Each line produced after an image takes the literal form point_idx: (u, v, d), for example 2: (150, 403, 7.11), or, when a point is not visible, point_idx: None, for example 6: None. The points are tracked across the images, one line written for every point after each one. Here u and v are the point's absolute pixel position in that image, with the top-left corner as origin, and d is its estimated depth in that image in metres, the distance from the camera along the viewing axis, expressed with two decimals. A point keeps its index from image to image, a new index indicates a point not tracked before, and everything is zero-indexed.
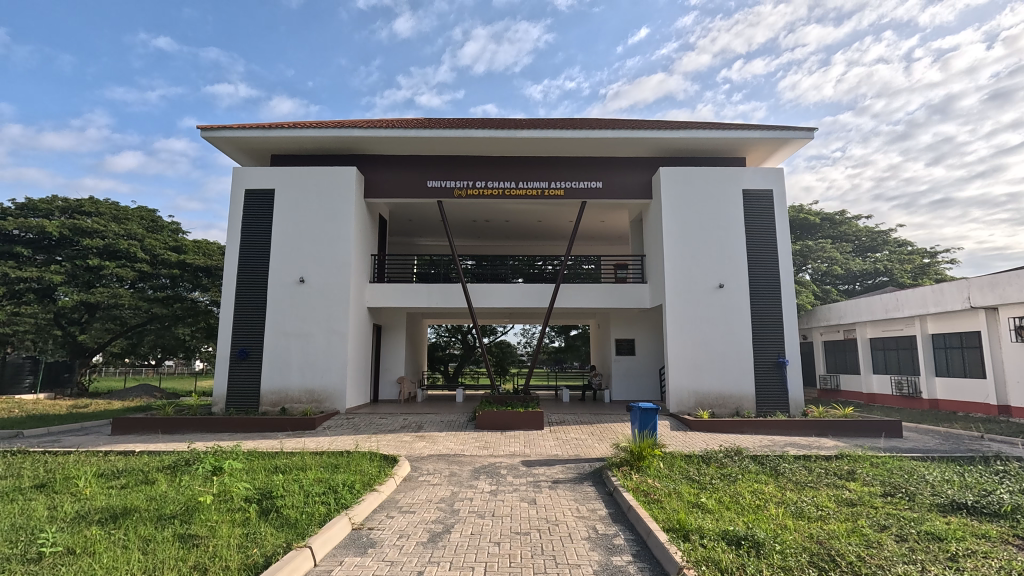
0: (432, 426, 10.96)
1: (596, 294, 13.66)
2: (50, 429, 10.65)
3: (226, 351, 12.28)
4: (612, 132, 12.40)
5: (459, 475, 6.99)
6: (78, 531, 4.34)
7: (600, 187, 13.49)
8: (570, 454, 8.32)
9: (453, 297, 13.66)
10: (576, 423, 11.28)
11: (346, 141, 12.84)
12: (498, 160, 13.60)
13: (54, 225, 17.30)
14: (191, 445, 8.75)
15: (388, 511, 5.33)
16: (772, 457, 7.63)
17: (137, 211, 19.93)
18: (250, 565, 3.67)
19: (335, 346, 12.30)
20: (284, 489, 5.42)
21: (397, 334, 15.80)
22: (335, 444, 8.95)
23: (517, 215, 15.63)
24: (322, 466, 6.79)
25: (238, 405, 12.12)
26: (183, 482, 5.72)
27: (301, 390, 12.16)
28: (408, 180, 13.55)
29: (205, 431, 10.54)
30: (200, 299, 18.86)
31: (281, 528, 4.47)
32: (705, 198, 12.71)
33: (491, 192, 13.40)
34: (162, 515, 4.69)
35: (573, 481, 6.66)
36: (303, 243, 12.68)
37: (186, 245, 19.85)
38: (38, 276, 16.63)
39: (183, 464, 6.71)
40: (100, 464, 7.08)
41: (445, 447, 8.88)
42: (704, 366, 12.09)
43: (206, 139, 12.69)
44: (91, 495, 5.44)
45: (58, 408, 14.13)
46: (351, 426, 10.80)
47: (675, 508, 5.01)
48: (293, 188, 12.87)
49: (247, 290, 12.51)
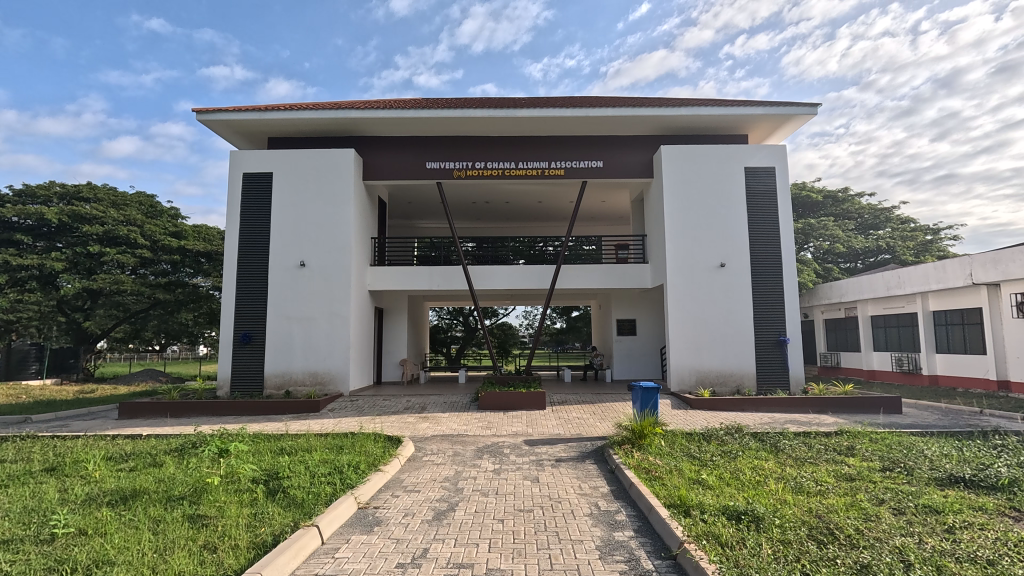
0: (435, 407, 11.08)
1: (598, 275, 13.64)
2: (59, 414, 10.78)
3: (230, 336, 12.33)
4: (612, 110, 12.23)
5: (462, 455, 7.08)
6: (89, 513, 4.41)
7: (600, 167, 13.37)
8: (572, 433, 8.42)
9: (454, 279, 13.65)
10: (578, 403, 11.37)
11: (343, 122, 12.69)
12: (498, 141, 13.44)
13: (53, 212, 17.33)
14: (198, 428, 8.87)
15: (392, 490, 5.41)
16: (773, 434, 7.70)
17: (135, 197, 19.85)
18: (258, 544, 3.74)
19: (337, 329, 12.35)
20: (290, 470, 5.51)
21: (398, 317, 15.84)
22: (339, 425, 9.06)
23: (517, 196, 15.53)
24: (328, 448, 6.88)
25: (243, 389, 12.20)
26: (191, 464, 5.80)
27: (305, 373, 12.25)
28: (406, 162, 13.43)
29: (211, 414, 10.66)
30: (201, 284, 18.83)
31: (288, 508, 4.54)
32: (707, 176, 12.60)
33: (490, 173, 13.29)
34: (170, 496, 4.77)
35: (575, 460, 6.74)
36: (302, 227, 12.62)
37: (186, 230, 19.79)
38: (39, 263, 16.74)
39: (190, 447, 6.82)
40: (109, 448, 7.16)
41: (448, 427, 8.97)
42: (704, 345, 12.13)
43: (202, 122, 12.56)
44: (101, 477, 5.53)
45: (64, 394, 14.25)
46: (356, 408, 10.91)
47: (676, 485, 5.08)
48: (290, 171, 12.78)
49: (248, 275, 12.52)
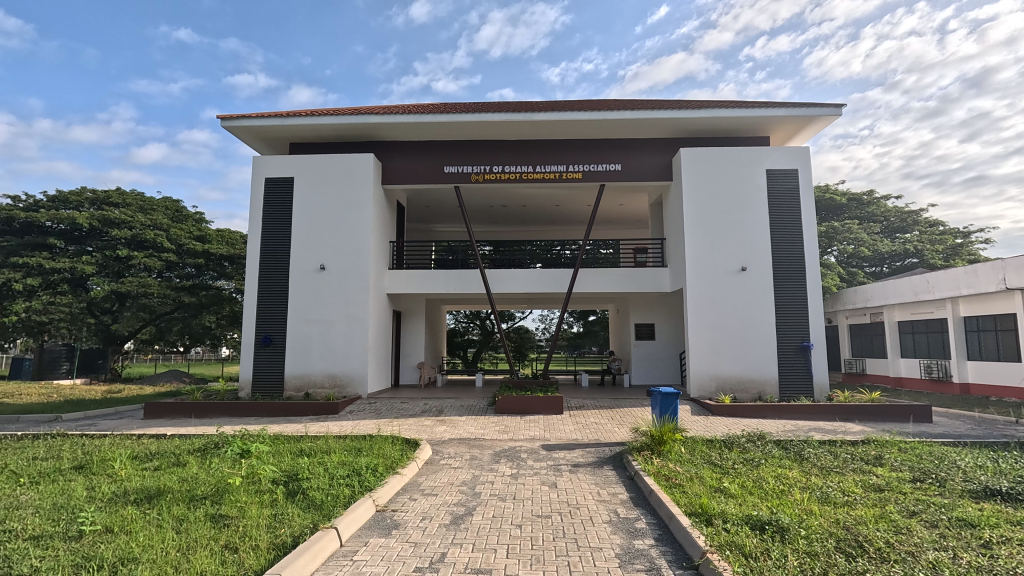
0: (452, 410, 11.10)
1: (615, 278, 13.51)
2: (88, 413, 11.09)
3: (251, 337, 12.55)
4: (631, 113, 12.15)
5: (479, 459, 7.06)
6: (116, 511, 4.50)
7: (618, 169, 13.28)
8: (590, 438, 8.34)
9: (472, 283, 13.67)
10: (595, 407, 11.27)
11: (362, 128, 12.84)
12: (516, 145, 13.44)
13: (84, 216, 17.98)
14: (220, 428, 9.02)
15: (410, 494, 5.41)
16: (797, 442, 7.53)
17: (162, 202, 20.44)
18: (278, 545, 3.77)
19: (356, 332, 12.46)
20: (309, 472, 5.54)
21: (416, 320, 15.93)
22: (358, 427, 9.13)
23: (534, 199, 15.52)
24: (346, 450, 6.93)
25: (264, 390, 12.38)
26: (213, 464, 5.90)
27: (324, 375, 12.38)
28: (424, 166, 13.53)
29: (233, 415, 10.83)
30: (224, 287, 19.41)
31: (308, 509, 4.57)
32: (727, 179, 12.42)
33: (508, 177, 13.28)
34: (193, 496, 4.84)
35: (593, 465, 6.66)
36: (322, 230, 12.79)
37: (210, 235, 20.30)
38: (70, 266, 17.35)
39: (213, 447, 6.93)
40: (135, 447, 7.32)
41: (465, 431, 8.97)
42: (724, 350, 11.93)
43: (226, 128, 12.84)
44: (126, 476, 5.65)
45: (93, 393, 14.70)
46: (374, 410, 10.99)
47: (697, 493, 4.98)
48: (312, 175, 12.96)
49: (269, 278, 12.73)
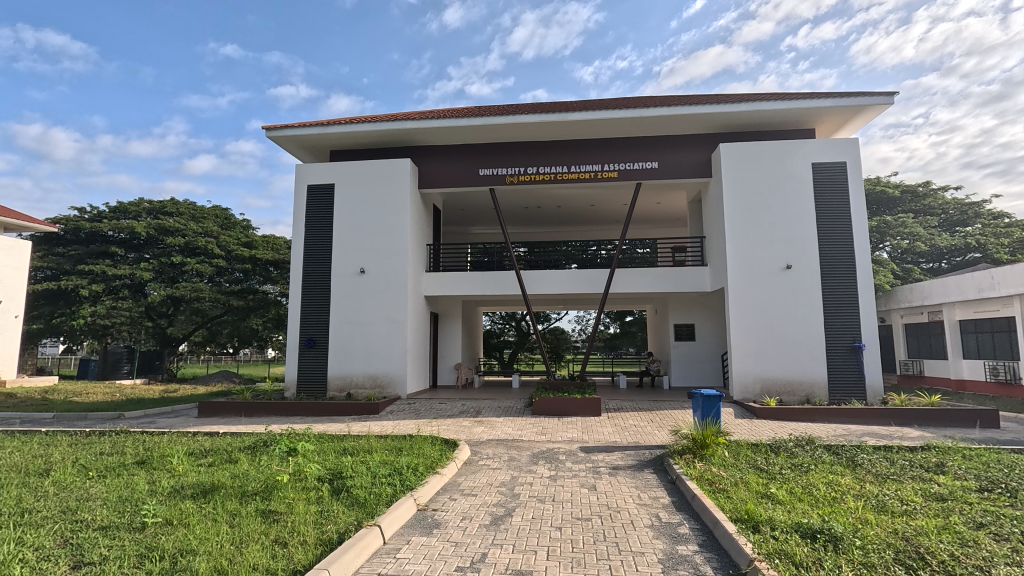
0: (490, 411, 11.15)
1: (653, 278, 13.26)
2: (148, 411, 11.76)
3: (296, 339, 12.99)
4: (668, 110, 11.92)
5: (518, 460, 7.06)
6: (175, 504, 4.75)
7: (655, 168, 13.05)
8: (629, 440, 8.21)
9: (508, 285, 13.72)
10: (634, 409, 11.10)
11: (399, 134, 13.10)
12: (550, 145, 13.41)
13: (142, 226, 19.14)
14: (269, 427, 9.38)
15: (450, 493, 5.48)
16: (849, 447, 7.18)
17: (212, 211, 21.47)
18: (325, 541, 3.88)
19: (395, 333, 12.71)
20: (353, 471, 5.69)
21: (453, 322, 16.12)
22: (398, 427, 9.30)
23: (569, 200, 15.44)
24: (387, 449, 7.07)
25: (309, 390, 12.78)
26: (262, 462, 6.14)
27: (365, 376, 12.68)
28: (460, 170, 13.68)
29: (280, 415, 11.24)
30: (270, 291, 20.18)
31: (352, 507, 4.69)
32: (769, 174, 12.01)
33: (542, 178, 13.26)
34: (245, 491, 5.05)
35: (633, 468, 6.56)
36: (362, 235, 13.12)
37: (256, 240, 21.15)
38: (130, 273, 18.47)
39: (262, 445, 7.20)
40: (190, 444, 7.69)
41: (503, 432, 9.00)
42: (769, 351, 11.54)
43: (271, 138, 13.36)
44: (183, 472, 5.95)
45: (152, 392, 15.54)
46: (413, 411, 11.18)
47: (743, 499, 4.83)
48: (351, 181, 13.32)
49: (312, 282, 13.14)
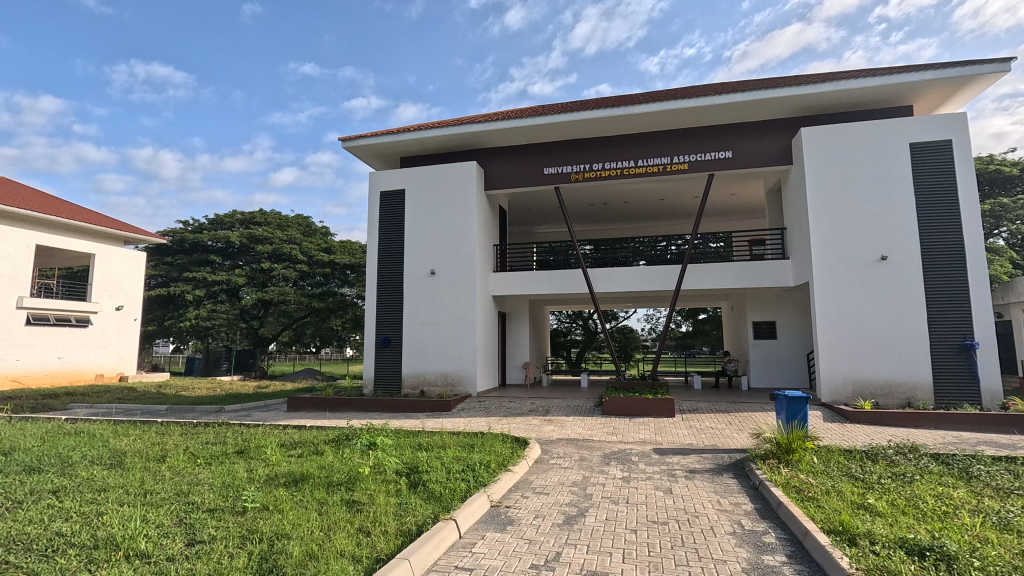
0: (559, 410, 11.11)
1: (729, 273, 12.62)
2: (245, 405, 12.83)
3: (373, 339, 13.65)
4: (742, 96, 11.30)
5: (589, 460, 6.99)
6: (270, 491, 5.15)
7: (729, 157, 12.42)
8: (706, 443, 7.87)
9: (575, 283, 13.60)
10: (710, 411, 10.62)
11: (465, 137, 13.39)
12: (616, 140, 13.14)
13: (236, 236, 21.13)
14: (349, 422, 9.91)
15: (523, 491, 5.51)
16: (962, 456, 6.44)
17: (295, 219, 23.06)
18: (405, 532, 4.04)
19: (465, 333, 13.00)
20: (428, 466, 5.89)
21: (521, 321, 16.22)
22: (470, 425, 9.50)
23: (637, 195, 15.05)
24: (460, 446, 7.25)
25: (385, 387, 13.37)
26: (345, 454, 6.52)
27: (437, 374, 13.07)
28: (525, 170, 13.76)
29: (359, 410, 11.85)
30: (347, 293, 21.27)
31: (428, 501, 4.85)
32: (860, 157, 11.05)
33: (609, 174, 13.02)
34: (331, 482, 5.38)
35: (711, 472, 6.28)
36: (432, 237, 13.54)
37: (334, 246, 22.43)
38: (226, 279, 20.38)
39: (344, 439, 7.64)
40: (281, 436, 8.30)
41: (573, 431, 8.93)
42: (862, 350, 10.63)
43: (346, 149, 14.11)
44: (276, 461, 6.44)
45: (247, 388, 16.95)
46: (484, 409, 11.37)
47: (836, 509, 4.48)
48: (421, 186, 13.79)
49: (386, 284, 13.74)
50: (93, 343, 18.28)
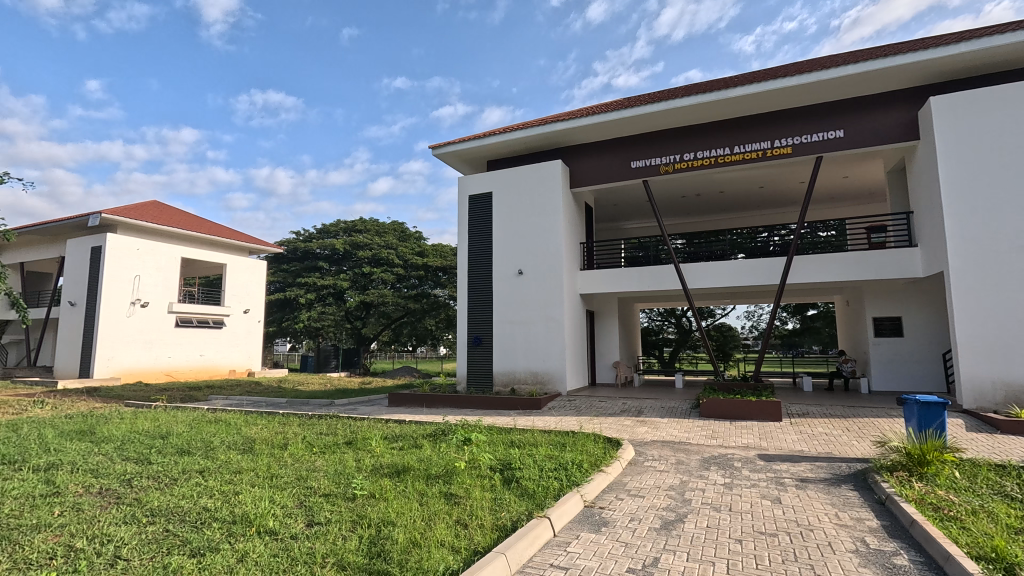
0: (653, 411, 10.75)
1: (843, 264, 11.44)
2: (351, 399, 13.88)
3: (465, 338, 14.13)
4: (855, 67, 10.19)
5: (687, 464, 6.69)
6: (377, 480, 5.52)
7: (840, 137, 11.27)
8: (819, 451, 7.20)
9: (667, 279, 13.09)
10: (824, 416, 9.70)
11: (550, 136, 13.41)
12: (709, 128, 12.44)
13: (341, 243, 22.90)
14: (445, 418, 10.33)
15: (617, 493, 5.42)
16: None
17: (392, 226, 24.53)
18: (500, 526, 4.14)
19: (553, 331, 13.03)
20: (521, 463, 5.98)
21: (610, 320, 15.93)
22: (561, 423, 9.51)
23: (733, 184, 14.14)
24: (552, 444, 7.28)
25: (477, 385, 13.78)
26: (442, 449, 6.81)
27: (527, 372, 13.22)
28: (612, 165, 13.49)
29: (454, 407, 12.31)
30: (439, 294, 22.15)
31: (522, 497, 4.92)
32: (1009, 124, 9.48)
33: (701, 163, 12.37)
34: (430, 474, 5.65)
35: (826, 483, 5.74)
36: (519, 238, 13.72)
37: (427, 249, 23.53)
38: (333, 283, 22.15)
39: (441, 433, 7.98)
40: (383, 429, 8.87)
41: (668, 433, 8.60)
42: (1016, 349, 9.11)
43: (437, 156, 14.74)
44: (380, 452, 6.90)
45: (352, 384, 18.33)
46: (574, 408, 11.32)
47: (985, 532, 3.89)
48: (507, 188, 14.03)
49: (476, 285, 14.15)
50: (228, 343, 20.83)
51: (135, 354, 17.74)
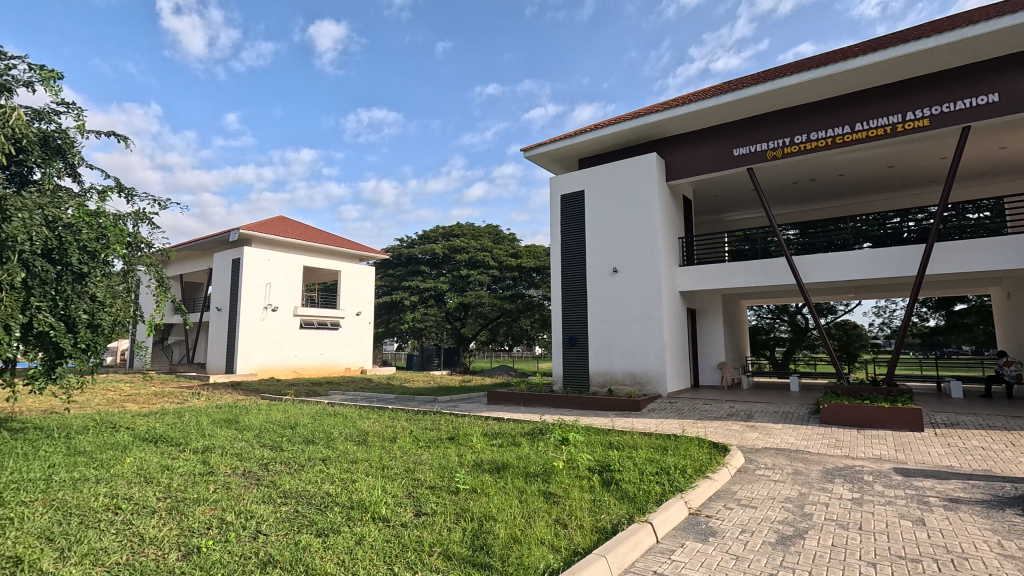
0: (765, 416, 9.97)
1: (1001, 251, 9.77)
2: (453, 397, 14.49)
3: (560, 338, 14.13)
4: (1012, 19, 8.67)
5: (806, 474, 6.12)
6: (478, 476, 5.71)
7: (994, 102, 9.63)
8: (974, 468, 6.22)
9: (778, 273, 12.07)
10: (979, 427, 8.35)
11: (643, 130, 12.99)
12: (825, 105, 11.27)
13: (439, 248, 23.99)
14: (542, 417, 10.42)
15: (725, 501, 5.10)
16: None
17: (487, 229, 25.25)
18: (600, 529, 4.09)
19: (652, 331, 12.60)
20: (620, 465, 5.86)
21: (714, 318, 15.04)
22: (662, 426, 9.16)
23: (855, 165, 12.67)
24: (653, 447, 7.03)
25: (573, 385, 13.72)
26: (540, 447, 6.89)
27: (625, 372, 12.91)
28: (711, 155, 12.75)
29: (551, 405, 12.37)
30: (534, 294, 22.40)
31: (622, 500, 4.82)
32: None
33: (815, 145, 11.25)
34: (529, 472, 5.73)
35: (984, 505, 4.93)
36: (613, 235, 13.45)
37: (521, 251, 23.90)
38: (433, 286, 23.32)
39: (538, 432, 8.06)
40: (483, 426, 9.16)
41: (784, 441, 7.92)
42: None
43: (529, 158, 14.92)
44: (481, 448, 7.15)
45: (454, 382, 19.15)
46: (676, 410, 10.85)
47: None
48: (600, 185, 13.82)
49: (571, 284, 14.10)
50: (344, 342, 22.75)
51: (268, 352, 20.05)
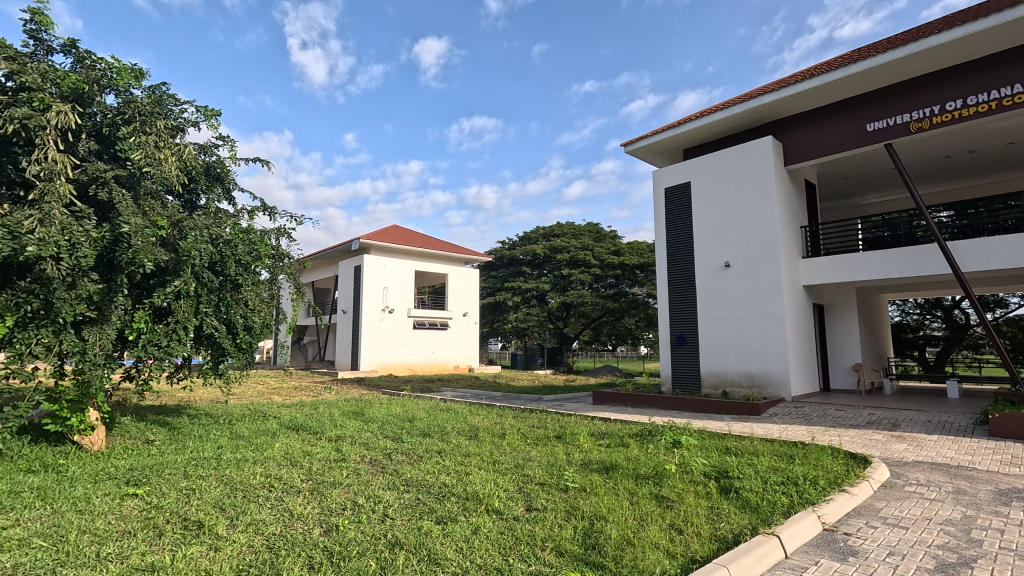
0: (914, 425, 8.73)
1: None
2: (558, 396, 14.54)
3: (668, 337, 13.56)
4: None
5: (971, 494, 5.26)
6: (586, 475, 5.69)
7: None
8: None
9: (928, 262, 10.49)
10: None
11: (756, 112, 12.04)
12: (986, 63, 9.58)
13: (540, 248, 24.24)
14: (651, 419, 10.09)
15: (867, 519, 4.56)
16: None
17: (587, 228, 25.03)
18: (719, 538, 3.87)
19: (771, 329, 11.62)
20: (739, 472, 5.49)
21: (846, 314, 13.49)
22: (786, 432, 8.42)
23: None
24: (776, 455, 6.49)
25: (684, 386, 13.09)
26: (649, 449, 6.69)
27: (741, 374, 12.05)
28: (839, 133, 11.45)
29: (660, 407, 11.92)
30: (637, 293, 21.71)
31: (743, 510, 4.51)
32: None
33: (974, 111, 9.61)
34: (639, 474, 5.59)
35: None
36: (724, 227, 12.62)
37: (623, 248, 23.33)
38: (535, 286, 23.63)
39: (647, 434, 7.82)
40: (589, 426, 9.10)
41: (940, 454, 6.88)
42: None
43: (630, 153, 14.52)
44: (588, 448, 7.12)
45: (558, 381, 19.23)
46: (802, 416, 9.90)
47: None
48: (708, 175, 13.04)
49: (678, 281, 13.47)
50: (452, 342, 23.90)
51: (387, 351, 21.67)
